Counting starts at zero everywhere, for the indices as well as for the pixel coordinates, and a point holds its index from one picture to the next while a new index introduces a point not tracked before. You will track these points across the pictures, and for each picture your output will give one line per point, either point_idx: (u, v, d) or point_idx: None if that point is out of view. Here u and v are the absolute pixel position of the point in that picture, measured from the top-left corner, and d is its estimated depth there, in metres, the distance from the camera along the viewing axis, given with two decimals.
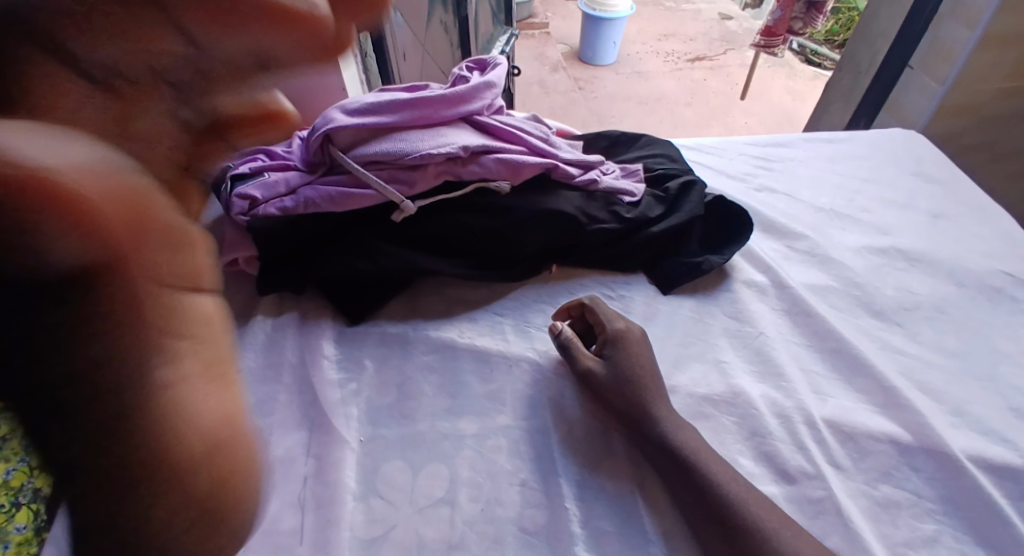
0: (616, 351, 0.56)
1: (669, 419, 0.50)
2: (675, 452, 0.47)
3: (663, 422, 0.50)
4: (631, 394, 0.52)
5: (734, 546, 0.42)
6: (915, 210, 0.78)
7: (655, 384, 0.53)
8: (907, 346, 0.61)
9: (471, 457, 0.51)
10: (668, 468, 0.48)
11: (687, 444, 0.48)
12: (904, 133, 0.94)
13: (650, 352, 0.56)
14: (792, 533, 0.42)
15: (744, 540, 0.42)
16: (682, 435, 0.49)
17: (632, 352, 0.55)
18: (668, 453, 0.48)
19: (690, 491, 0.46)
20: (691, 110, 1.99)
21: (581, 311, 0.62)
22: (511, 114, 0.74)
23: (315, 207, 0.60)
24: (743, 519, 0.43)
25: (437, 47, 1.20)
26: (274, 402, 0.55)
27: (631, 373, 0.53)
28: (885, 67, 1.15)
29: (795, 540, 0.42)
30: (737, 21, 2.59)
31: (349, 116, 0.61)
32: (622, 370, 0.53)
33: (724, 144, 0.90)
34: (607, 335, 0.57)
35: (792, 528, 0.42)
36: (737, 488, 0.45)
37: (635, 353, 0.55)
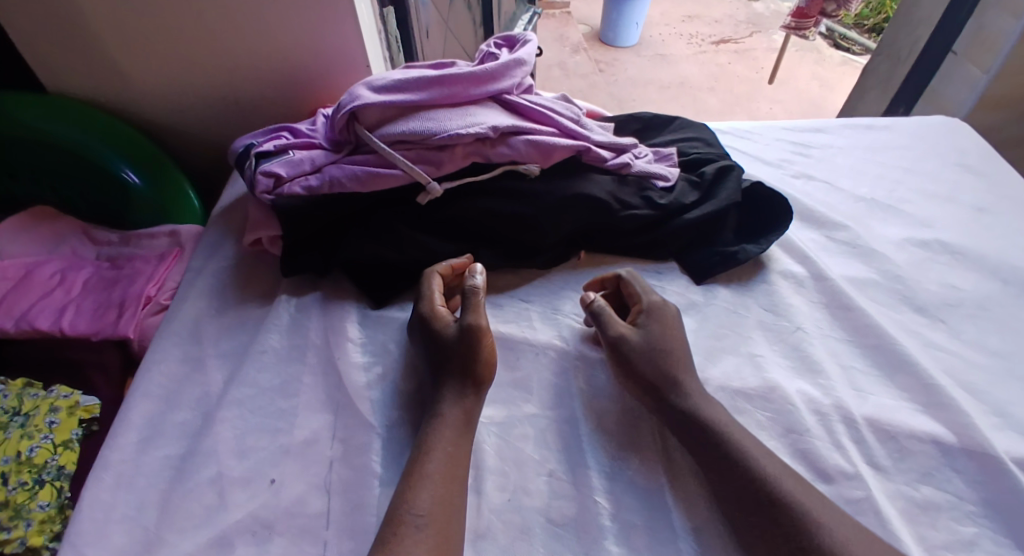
0: (652, 322, 0.55)
1: (699, 393, 0.50)
2: (707, 425, 0.47)
3: (693, 397, 0.49)
4: (663, 366, 0.51)
5: (769, 517, 0.41)
6: (957, 203, 0.74)
7: (687, 364, 0.52)
8: (949, 344, 0.58)
9: (497, 445, 0.50)
10: (699, 439, 0.47)
11: (719, 417, 0.47)
12: (948, 121, 0.89)
13: (682, 331, 0.56)
14: (830, 521, 0.40)
15: (781, 510, 0.41)
16: (713, 409, 0.48)
17: (664, 330, 0.54)
18: (701, 431, 0.47)
19: (722, 474, 0.44)
20: (715, 95, 1.93)
21: (614, 284, 0.61)
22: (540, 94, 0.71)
23: (342, 186, 0.58)
24: (780, 500, 0.41)
25: (460, 27, 1.17)
26: (299, 383, 0.55)
27: (663, 345, 0.52)
28: (927, 52, 1.09)
29: (836, 530, 0.40)
30: (764, 2, 2.50)
31: (375, 93, 0.59)
32: (657, 346, 0.52)
33: (759, 129, 0.87)
34: (645, 306, 0.57)
35: (831, 517, 0.41)
36: (773, 464, 0.44)
37: (669, 330, 0.54)
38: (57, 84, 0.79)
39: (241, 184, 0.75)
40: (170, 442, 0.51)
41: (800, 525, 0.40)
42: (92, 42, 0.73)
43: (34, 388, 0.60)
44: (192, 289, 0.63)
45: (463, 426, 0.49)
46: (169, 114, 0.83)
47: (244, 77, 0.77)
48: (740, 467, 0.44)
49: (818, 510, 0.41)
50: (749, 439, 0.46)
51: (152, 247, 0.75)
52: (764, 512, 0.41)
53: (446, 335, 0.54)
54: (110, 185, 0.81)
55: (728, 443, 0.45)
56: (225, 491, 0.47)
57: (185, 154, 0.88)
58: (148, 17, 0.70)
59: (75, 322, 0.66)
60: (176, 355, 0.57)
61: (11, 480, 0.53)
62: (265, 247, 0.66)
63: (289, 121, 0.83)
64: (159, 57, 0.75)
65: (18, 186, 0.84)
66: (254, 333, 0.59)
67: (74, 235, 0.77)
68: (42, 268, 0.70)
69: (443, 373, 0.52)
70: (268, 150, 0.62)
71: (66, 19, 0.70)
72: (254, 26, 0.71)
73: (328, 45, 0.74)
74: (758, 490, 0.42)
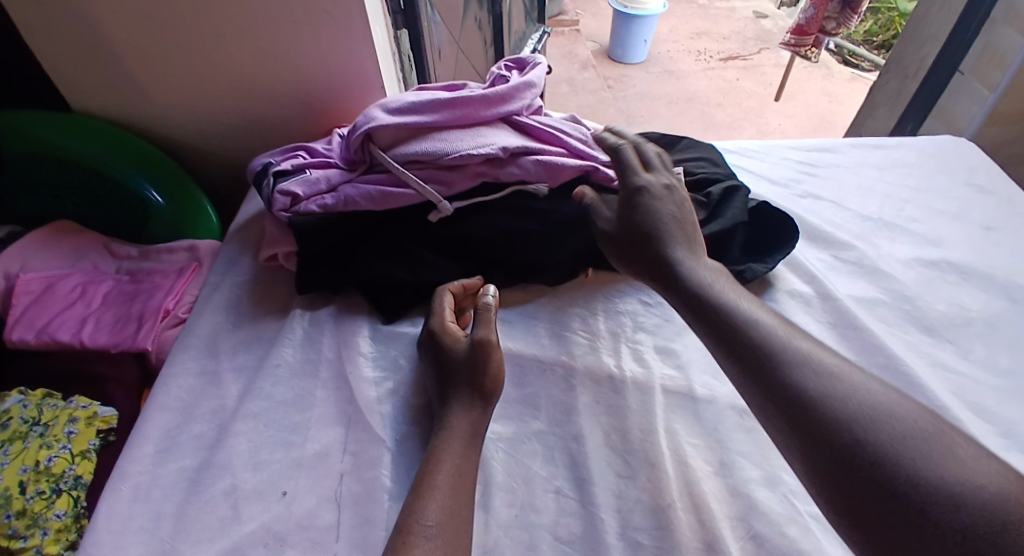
0: (630, 202, 0.57)
1: (685, 265, 0.52)
2: (692, 295, 0.50)
3: (679, 269, 0.52)
4: (645, 247, 0.55)
5: (756, 369, 0.41)
6: (966, 222, 0.75)
7: (675, 234, 0.55)
8: (958, 364, 0.58)
9: (505, 461, 0.51)
10: (689, 306, 0.50)
11: (705, 286, 0.49)
12: (956, 140, 0.89)
13: (670, 206, 0.56)
14: (810, 370, 0.39)
15: (768, 361, 0.41)
16: (697, 277, 0.51)
17: (645, 205, 0.56)
18: (685, 298, 0.50)
19: (711, 328, 0.46)
20: (724, 110, 1.95)
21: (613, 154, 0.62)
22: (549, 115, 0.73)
23: (356, 204, 0.61)
24: (760, 353, 0.42)
25: (471, 46, 1.20)
26: (312, 397, 0.56)
27: (645, 224, 0.55)
28: (935, 70, 1.10)
29: (818, 373, 0.39)
30: (772, 19, 2.52)
31: (390, 115, 0.61)
32: (636, 226, 0.56)
33: (767, 148, 0.88)
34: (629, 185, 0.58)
35: (813, 366, 0.39)
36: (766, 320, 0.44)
37: (653, 204, 0.56)
38: (81, 103, 0.82)
39: (259, 201, 0.77)
40: (185, 454, 0.52)
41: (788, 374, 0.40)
42: (116, 64, 0.76)
43: (54, 399, 0.61)
44: (210, 304, 0.65)
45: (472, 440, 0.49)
46: (188, 133, 0.85)
47: (261, 98, 0.80)
48: (726, 321, 0.45)
49: (799, 359, 0.40)
50: (746, 302, 0.47)
51: (170, 261, 0.77)
52: (746, 357, 0.42)
53: (458, 347, 0.55)
54: (132, 201, 0.84)
55: (706, 296, 0.48)
56: (239, 503, 0.48)
57: (201, 171, 0.91)
58: (171, 37, 0.73)
59: (95, 335, 0.67)
60: (192, 369, 0.59)
61: (29, 488, 0.54)
62: (281, 263, 0.68)
63: (304, 139, 0.86)
64: (180, 79, 0.78)
65: (33, 200, 0.84)
66: (269, 347, 0.61)
67: (95, 249, 0.79)
68: (64, 282, 0.72)
69: (449, 393, 0.52)
70: (286, 170, 0.64)
71: (91, 40, 0.73)
72: (271, 49, 0.74)
73: (343, 67, 0.77)
74: (738, 346, 0.44)
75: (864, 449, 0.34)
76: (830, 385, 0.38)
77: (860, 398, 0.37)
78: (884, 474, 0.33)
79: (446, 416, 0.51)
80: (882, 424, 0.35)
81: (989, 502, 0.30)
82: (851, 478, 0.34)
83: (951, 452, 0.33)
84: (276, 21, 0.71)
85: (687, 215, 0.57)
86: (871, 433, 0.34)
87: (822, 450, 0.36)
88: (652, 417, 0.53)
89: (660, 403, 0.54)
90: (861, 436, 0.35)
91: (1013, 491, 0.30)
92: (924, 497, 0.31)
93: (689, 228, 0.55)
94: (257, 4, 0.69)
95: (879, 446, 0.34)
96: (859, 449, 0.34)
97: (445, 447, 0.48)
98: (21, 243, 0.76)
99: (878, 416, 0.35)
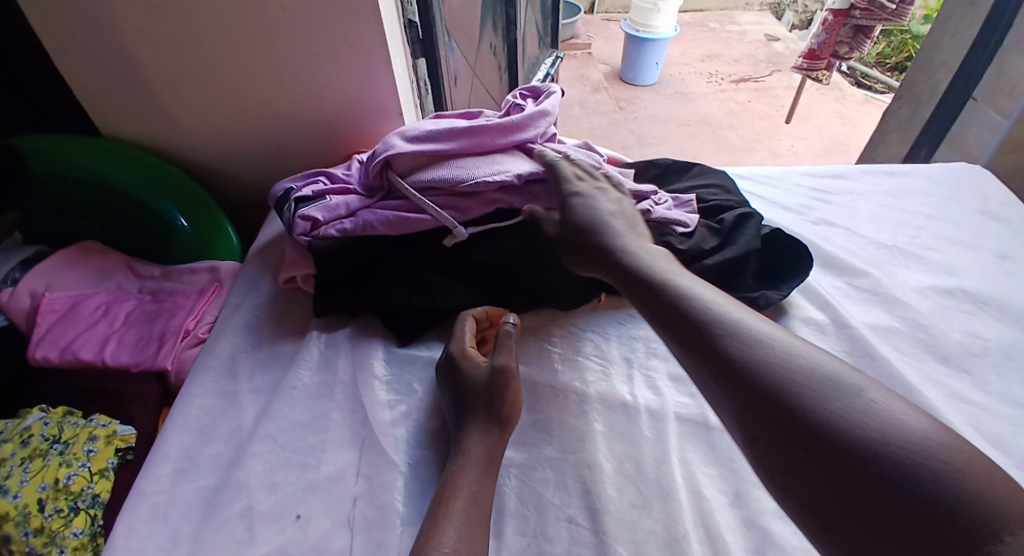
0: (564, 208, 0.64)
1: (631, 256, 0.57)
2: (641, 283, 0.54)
3: (627, 261, 0.57)
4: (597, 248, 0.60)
5: (696, 344, 0.46)
6: (981, 250, 0.74)
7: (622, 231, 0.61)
8: (975, 396, 0.57)
9: (517, 487, 0.51)
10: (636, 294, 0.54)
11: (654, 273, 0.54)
12: (969, 167, 0.89)
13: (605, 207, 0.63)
14: (741, 341, 0.44)
15: (705, 335, 0.45)
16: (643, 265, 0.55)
17: (585, 209, 0.63)
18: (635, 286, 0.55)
19: (656, 311, 0.51)
20: (735, 132, 1.96)
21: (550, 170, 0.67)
22: (563, 142, 0.74)
23: (374, 229, 0.62)
24: (700, 329, 0.46)
25: (486, 72, 1.23)
26: (327, 419, 0.57)
27: (593, 226, 0.61)
28: (947, 96, 1.10)
29: (751, 344, 0.43)
30: (784, 42, 2.55)
31: (408, 142, 0.63)
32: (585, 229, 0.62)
33: (779, 175, 0.88)
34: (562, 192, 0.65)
35: (743, 337, 0.44)
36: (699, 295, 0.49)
37: (588, 207, 0.63)
38: (111, 128, 0.85)
39: (279, 223, 0.79)
40: (203, 474, 0.53)
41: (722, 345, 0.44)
42: (147, 91, 0.79)
43: (75, 417, 0.63)
44: (230, 325, 0.66)
45: (487, 467, 0.49)
46: (212, 157, 0.88)
47: (284, 124, 0.83)
48: (669, 302, 0.50)
49: (733, 333, 0.44)
50: (680, 280, 0.52)
51: (192, 281, 0.79)
52: (687, 333, 0.47)
53: (481, 372, 0.56)
54: (155, 222, 0.86)
55: (651, 282, 0.53)
56: (254, 525, 0.49)
57: (223, 193, 0.94)
58: (199, 67, 0.76)
59: (117, 354, 0.69)
60: (211, 389, 0.60)
61: (48, 506, 0.55)
62: (299, 285, 0.69)
63: (324, 163, 0.88)
64: (207, 105, 0.81)
65: (61, 221, 0.87)
66: (286, 368, 0.62)
67: (119, 269, 0.82)
68: (88, 301, 0.75)
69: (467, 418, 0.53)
70: (307, 196, 0.65)
71: (124, 69, 0.76)
72: (295, 78, 0.77)
73: (363, 95, 0.79)
74: (679, 326, 0.48)
75: (801, 408, 0.38)
76: (773, 359, 0.42)
77: (785, 361, 0.41)
78: (819, 427, 0.37)
79: (461, 441, 0.51)
80: (808, 382, 0.39)
81: (909, 436, 0.35)
82: (791, 437, 0.38)
83: (866, 396, 0.38)
84: (300, 53, 0.74)
85: (622, 212, 0.64)
86: (800, 393, 0.39)
87: (765, 417, 0.40)
88: (666, 446, 0.53)
89: (674, 432, 0.54)
90: (797, 397, 0.39)
91: (925, 426, 0.36)
92: (863, 443, 0.35)
93: (627, 222, 0.63)
94: (284, 36, 0.72)
95: (810, 402, 0.38)
96: (803, 411, 0.38)
97: (459, 473, 0.48)
98: (48, 262, 0.78)
99: (803, 376, 0.40)
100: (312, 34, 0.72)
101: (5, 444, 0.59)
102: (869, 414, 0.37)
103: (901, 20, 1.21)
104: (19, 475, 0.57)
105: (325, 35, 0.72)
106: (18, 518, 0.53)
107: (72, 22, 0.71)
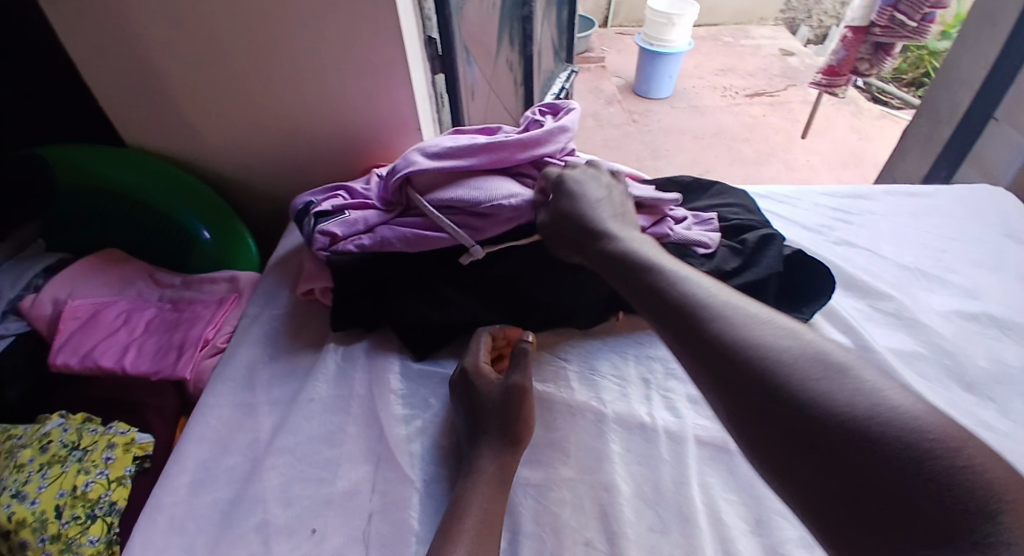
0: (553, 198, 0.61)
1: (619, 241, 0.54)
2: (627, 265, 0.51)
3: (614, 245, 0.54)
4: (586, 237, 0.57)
5: (679, 325, 0.42)
6: (1006, 274, 0.73)
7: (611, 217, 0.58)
8: (1002, 424, 0.56)
9: (534, 508, 0.50)
10: (624, 278, 0.51)
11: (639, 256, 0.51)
12: (992, 189, 0.88)
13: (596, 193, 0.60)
14: (726, 320, 0.40)
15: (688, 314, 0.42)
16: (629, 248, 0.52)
17: (573, 195, 0.59)
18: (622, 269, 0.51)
19: (642, 295, 0.47)
20: (750, 146, 1.95)
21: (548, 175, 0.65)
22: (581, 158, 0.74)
23: (391, 246, 0.62)
24: (683, 309, 0.42)
25: (502, 87, 1.24)
26: (344, 432, 0.57)
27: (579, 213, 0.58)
28: (969, 116, 1.09)
29: (738, 323, 0.39)
30: (798, 56, 2.54)
31: (429, 159, 0.63)
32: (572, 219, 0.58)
33: (799, 194, 0.88)
34: (549, 181, 0.62)
35: (729, 316, 0.40)
36: (687, 277, 0.46)
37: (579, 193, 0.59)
38: (135, 138, 0.86)
39: (298, 235, 0.80)
40: (219, 486, 0.53)
41: (704, 324, 0.40)
42: (172, 103, 0.81)
43: (93, 424, 0.63)
44: (248, 335, 0.67)
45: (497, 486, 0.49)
46: (233, 167, 0.89)
47: (304, 137, 0.84)
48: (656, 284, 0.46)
49: (716, 312, 0.40)
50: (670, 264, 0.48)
51: (211, 291, 0.80)
52: (669, 316, 0.43)
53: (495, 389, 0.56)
54: (177, 232, 0.87)
55: (637, 265, 0.50)
56: (270, 539, 0.49)
57: (243, 202, 0.95)
58: (224, 81, 0.77)
59: (136, 362, 0.70)
60: (229, 399, 0.60)
61: (65, 513, 0.55)
62: (317, 297, 0.70)
63: (342, 175, 0.89)
64: (229, 117, 0.82)
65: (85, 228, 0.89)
66: (302, 380, 0.62)
67: (140, 276, 0.83)
68: (109, 309, 0.76)
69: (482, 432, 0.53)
70: (326, 210, 0.66)
71: (151, 82, 0.78)
72: (317, 91, 0.78)
73: (383, 110, 0.80)
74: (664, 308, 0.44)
75: (775, 390, 0.34)
76: (761, 339, 0.37)
77: (771, 340, 0.37)
78: (792, 409, 0.33)
79: (475, 454, 0.52)
80: (788, 362, 0.35)
81: (896, 421, 0.29)
82: (767, 419, 0.34)
83: (857, 381, 0.32)
84: (323, 68, 0.75)
85: (612, 200, 0.61)
86: (776, 374, 0.35)
87: (743, 396, 0.36)
88: (684, 469, 0.52)
89: (693, 456, 0.53)
90: (771, 379, 0.35)
91: (923, 411, 0.29)
92: (838, 428, 0.30)
93: (618, 211, 0.60)
94: (307, 52, 0.73)
95: (787, 384, 0.34)
96: (794, 400, 0.33)
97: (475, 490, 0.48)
98: (72, 269, 0.79)
99: (785, 357, 0.35)
100: (335, 50, 0.73)
101: (25, 449, 0.60)
102: (863, 395, 0.31)
103: (921, 38, 1.21)
104: (38, 481, 0.57)
105: (348, 51, 0.73)
106: (35, 524, 0.54)
107: (102, 37, 0.73)
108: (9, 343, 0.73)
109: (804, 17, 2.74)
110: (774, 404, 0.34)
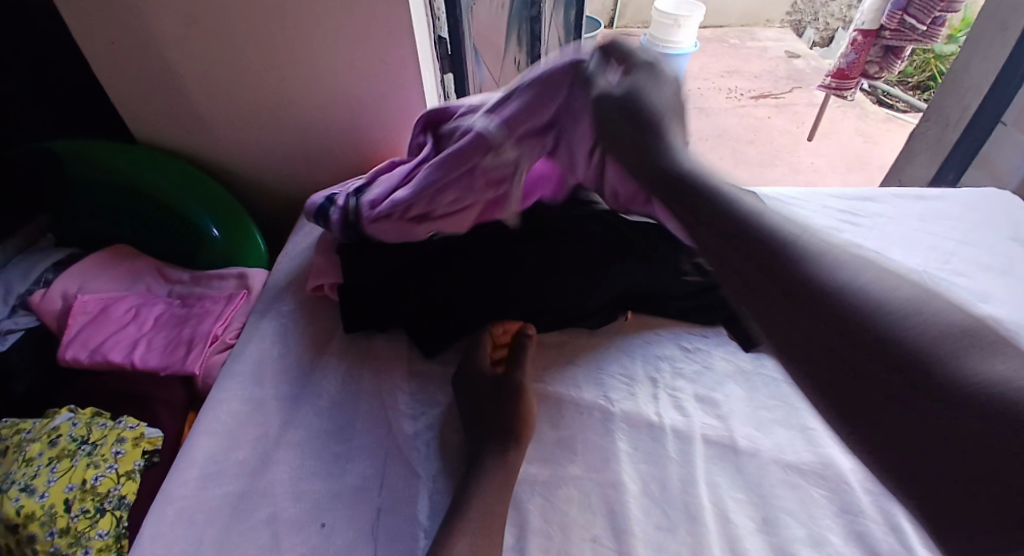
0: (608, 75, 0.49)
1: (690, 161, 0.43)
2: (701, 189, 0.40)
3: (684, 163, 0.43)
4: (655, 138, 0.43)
5: (768, 264, 0.35)
6: (1014, 278, 0.73)
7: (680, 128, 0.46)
8: None
9: (541, 505, 0.50)
10: (698, 194, 0.40)
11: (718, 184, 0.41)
12: (1001, 192, 0.88)
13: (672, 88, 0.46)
14: (830, 266, 0.34)
15: (779, 254, 0.35)
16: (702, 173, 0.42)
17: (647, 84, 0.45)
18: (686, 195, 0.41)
19: (719, 223, 0.38)
20: (755, 148, 1.95)
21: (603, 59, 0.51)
22: None
23: (435, 178, 0.58)
24: (769, 249, 0.36)
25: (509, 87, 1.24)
26: (352, 429, 0.57)
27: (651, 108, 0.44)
28: (977, 120, 1.08)
29: (840, 270, 0.33)
30: (804, 58, 2.54)
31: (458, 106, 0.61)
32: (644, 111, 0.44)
33: (807, 196, 0.88)
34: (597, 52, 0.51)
35: (834, 262, 0.34)
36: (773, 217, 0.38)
37: (648, 78, 0.46)
38: (146, 134, 0.87)
39: (307, 232, 0.80)
40: (228, 479, 0.53)
41: (799, 266, 0.34)
42: (183, 99, 0.81)
43: (102, 418, 0.64)
44: (257, 331, 0.67)
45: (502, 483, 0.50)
46: (242, 164, 0.90)
47: (313, 134, 0.84)
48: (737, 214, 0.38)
49: (815, 255, 0.34)
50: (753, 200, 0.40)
51: (220, 287, 0.80)
52: (750, 253, 0.36)
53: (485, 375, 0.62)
54: (185, 228, 0.87)
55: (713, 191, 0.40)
56: (279, 532, 0.49)
57: (251, 198, 0.95)
58: (236, 78, 0.78)
59: (146, 357, 0.71)
60: (238, 394, 0.60)
61: (74, 507, 0.56)
62: (326, 293, 0.70)
63: (350, 173, 0.89)
64: (240, 114, 0.82)
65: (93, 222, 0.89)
66: (311, 376, 0.62)
67: (149, 272, 0.83)
68: (119, 304, 0.76)
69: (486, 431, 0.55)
70: (359, 187, 0.67)
71: (163, 79, 0.79)
72: (327, 89, 0.78)
73: (392, 108, 0.80)
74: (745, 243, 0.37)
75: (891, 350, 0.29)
76: (865, 288, 0.32)
77: (884, 292, 0.31)
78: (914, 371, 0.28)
79: (482, 460, 0.52)
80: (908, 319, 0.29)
81: None
82: (856, 387, 0.30)
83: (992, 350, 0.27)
84: (334, 65, 0.75)
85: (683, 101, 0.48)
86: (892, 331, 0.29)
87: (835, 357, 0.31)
88: (691, 468, 0.52)
89: (701, 457, 0.53)
90: (885, 337, 0.29)
91: None
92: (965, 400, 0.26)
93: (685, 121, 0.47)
94: (318, 50, 0.74)
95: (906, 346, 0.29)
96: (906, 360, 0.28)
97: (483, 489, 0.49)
98: (82, 264, 0.80)
99: (901, 313, 0.30)
100: (346, 49, 0.73)
101: (34, 443, 0.60)
102: (1001, 369, 0.26)
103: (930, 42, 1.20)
104: (46, 476, 0.57)
105: (358, 49, 0.73)
106: (44, 518, 0.54)
107: (115, 33, 0.73)
108: (18, 337, 0.73)
109: (811, 19, 2.73)
110: (881, 371, 0.29)
